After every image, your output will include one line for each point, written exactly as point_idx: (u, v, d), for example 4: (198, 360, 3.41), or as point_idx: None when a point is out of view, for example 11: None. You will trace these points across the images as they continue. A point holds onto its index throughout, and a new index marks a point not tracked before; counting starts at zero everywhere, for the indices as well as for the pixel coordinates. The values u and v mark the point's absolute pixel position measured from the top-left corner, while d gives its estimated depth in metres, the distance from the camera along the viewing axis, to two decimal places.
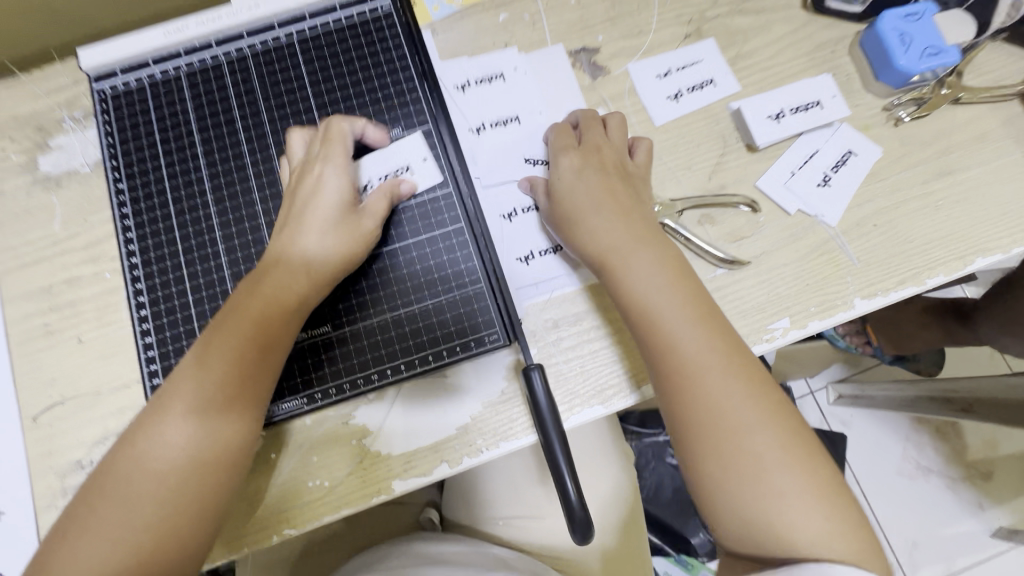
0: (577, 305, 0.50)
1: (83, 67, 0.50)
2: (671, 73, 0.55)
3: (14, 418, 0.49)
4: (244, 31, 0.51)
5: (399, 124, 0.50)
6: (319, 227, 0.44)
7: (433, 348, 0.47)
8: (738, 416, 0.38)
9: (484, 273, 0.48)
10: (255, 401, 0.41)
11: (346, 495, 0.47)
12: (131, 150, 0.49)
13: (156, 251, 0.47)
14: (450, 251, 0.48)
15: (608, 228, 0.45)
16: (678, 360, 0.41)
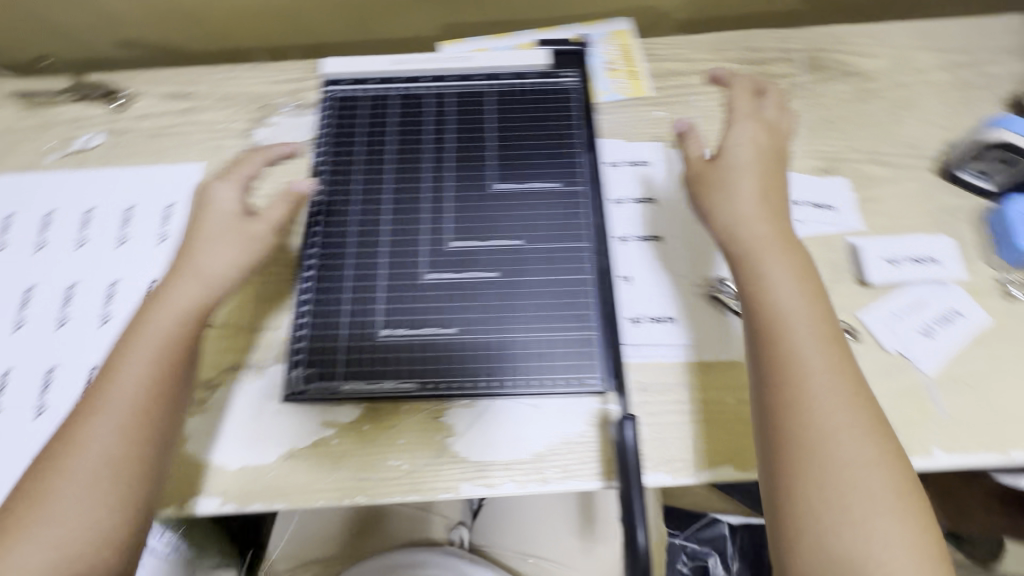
0: (668, 376, 0.54)
1: (324, 73, 0.62)
2: (801, 202, 0.61)
3: None
4: (451, 75, 0.62)
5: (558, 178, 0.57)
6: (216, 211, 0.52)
7: (537, 375, 0.52)
8: (837, 430, 0.41)
9: (600, 325, 0.53)
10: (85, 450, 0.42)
11: (419, 481, 0.52)
12: (337, 141, 0.59)
13: (334, 226, 0.56)
14: (575, 296, 0.53)
15: (751, 220, 0.49)
16: (802, 368, 0.43)
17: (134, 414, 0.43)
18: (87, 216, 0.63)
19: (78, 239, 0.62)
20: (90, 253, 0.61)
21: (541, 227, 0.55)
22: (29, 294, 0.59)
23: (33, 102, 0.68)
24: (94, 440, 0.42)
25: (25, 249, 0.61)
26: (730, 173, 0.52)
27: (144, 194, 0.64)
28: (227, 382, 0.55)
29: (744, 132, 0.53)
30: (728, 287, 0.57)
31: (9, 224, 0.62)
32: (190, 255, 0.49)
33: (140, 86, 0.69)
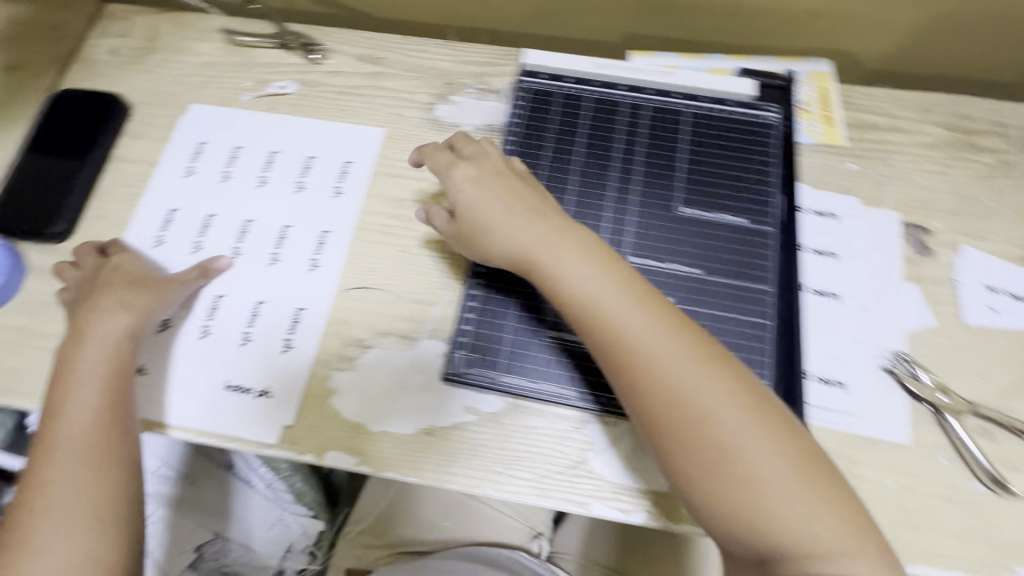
0: (829, 443, 0.51)
1: (524, 64, 0.62)
2: (999, 293, 0.57)
3: (335, 283, 0.59)
4: (650, 87, 0.60)
5: (747, 214, 0.55)
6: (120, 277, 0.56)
7: None
8: (730, 429, 0.41)
9: (774, 373, 0.50)
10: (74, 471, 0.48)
11: (552, 489, 0.51)
12: (527, 134, 0.59)
13: None
14: (751, 340, 0.51)
15: (583, 278, 0.46)
16: (680, 418, 0.41)
17: (59, 437, 0.49)
18: (270, 156, 0.65)
19: (259, 177, 0.64)
20: (269, 193, 0.63)
21: (723, 261, 0.53)
22: (209, 222, 0.62)
23: (237, 41, 0.72)
24: (61, 478, 0.48)
25: (211, 177, 0.64)
26: (485, 209, 0.51)
27: (324, 146, 0.66)
28: (378, 345, 0.56)
29: (463, 173, 0.54)
30: (907, 364, 0.53)
31: (201, 151, 0.66)
32: (93, 316, 0.54)
33: (335, 43, 0.72)
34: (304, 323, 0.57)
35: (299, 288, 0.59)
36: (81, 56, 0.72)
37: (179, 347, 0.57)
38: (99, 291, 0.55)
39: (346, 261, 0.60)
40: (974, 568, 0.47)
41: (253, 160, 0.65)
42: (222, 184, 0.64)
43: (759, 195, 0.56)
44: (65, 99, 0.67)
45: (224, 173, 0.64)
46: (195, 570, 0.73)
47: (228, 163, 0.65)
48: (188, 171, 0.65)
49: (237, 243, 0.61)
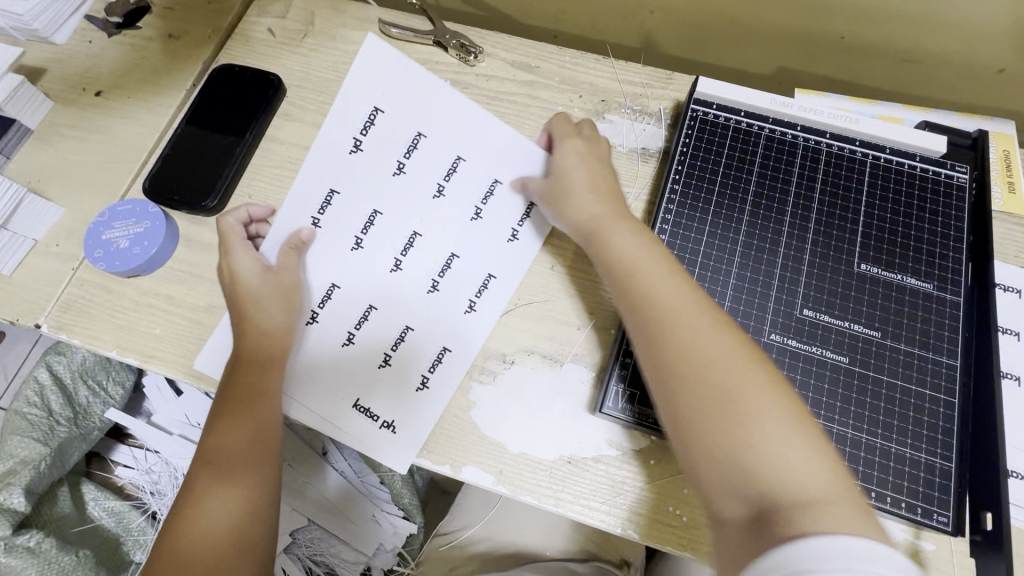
0: None
1: (695, 91, 0.59)
2: None
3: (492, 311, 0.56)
4: (829, 131, 0.58)
5: (933, 281, 0.52)
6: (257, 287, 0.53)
7: (880, 487, 0.46)
8: (740, 394, 0.42)
9: (957, 456, 0.46)
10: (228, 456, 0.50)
11: (698, 541, 0.49)
12: (695, 164, 0.57)
13: (680, 250, 0.54)
14: (933, 416, 0.47)
15: (630, 239, 0.50)
16: (659, 313, 0.46)
17: (211, 446, 0.51)
18: (451, 167, 0.58)
19: (436, 188, 0.57)
20: (436, 211, 0.57)
21: (904, 327, 0.50)
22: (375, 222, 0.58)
23: (393, 33, 0.71)
24: (216, 457, 0.50)
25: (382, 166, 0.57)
26: (576, 179, 0.54)
27: (511, 172, 0.58)
28: (521, 363, 0.55)
29: (567, 148, 0.56)
30: None
31: (372, 121, 0.57)
32: (245, 321, 0.53)
33: (490, 46, 0.71)
34: (446, 364, 0.55)
35: (451, 317, 0.56)
36: (238, 32, 0.73)
37: (321, 348, 0.55)
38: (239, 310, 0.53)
39: (509, 292, 0.57)
40: None
41: (427, 159, 0.57)
42: (391, 177, 0.57)
43: (945, 261, 0.52)
44: (225, 74, 0.68)
45: (399, 164, 0.57)
46: (290, 554, 0.81)
47: (405, 153, 0.57)
48: (355, 144, 0.57)
49: (400, 254, 0.57)
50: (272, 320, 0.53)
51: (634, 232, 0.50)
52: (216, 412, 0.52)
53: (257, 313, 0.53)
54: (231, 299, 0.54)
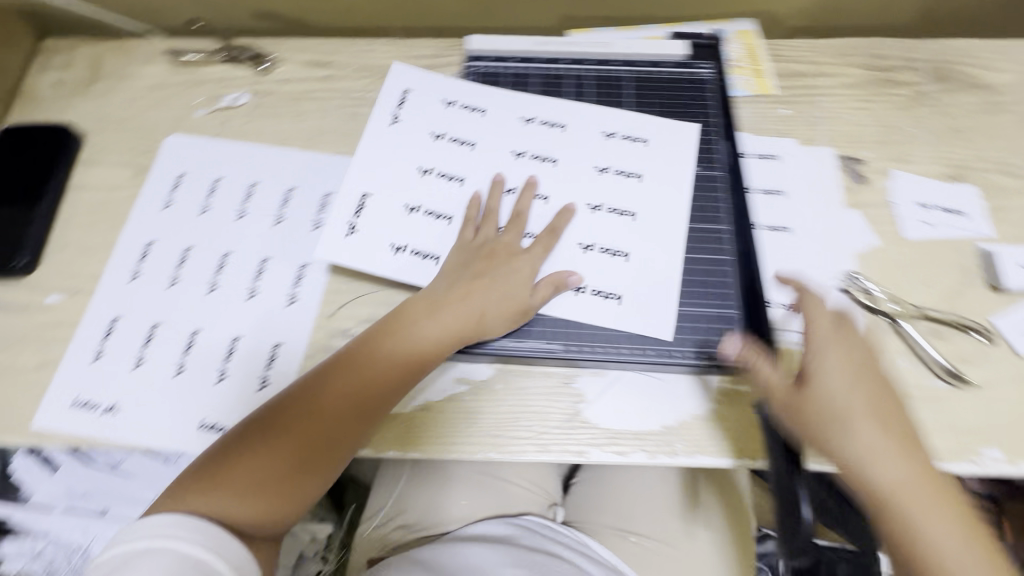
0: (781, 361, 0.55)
1: (467, 49, 0.65)
2: (929, 207, 0.62)
3: (317, 294, 0.59)
4: (588, 58, 0.65)
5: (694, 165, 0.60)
6: (493, 295, 0.54)
7: (678, 345, 0.54)
8: (917, 527, 0.44)
9: (736, 303, 0.55)
10: (283, 484, 0.50)
11: (550, 443, 0.53)
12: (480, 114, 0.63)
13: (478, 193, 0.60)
14: (711, 275, 0.56)
15: (870, 443, 0.46)
16: (881, 488, 0.45)
17: (296, 411, 0.51)
18: (461, 143, 0.62)
19: (425, 167, 0.61)
20: (434, 158, 0.61)
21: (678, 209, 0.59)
22: (186, 254, 0.62)
23: (185, 60, 0.72)
24: (263, 477, 0.49)
25: (445, 111, 0.63)
26: (825, 365, 0.49)
27: (649, 207, 0.58)
28: None
29: (818, 310, 0.51)
30: (857, 281, 0.58)
31: (405, 103, 0.64)
32: (402, 328, 0.54)
33: (283, 52, 0.73)
34: (282, 357, 0.57)
35: (273, 320, 0.58)
36: (23, 92, 0.71)
37: (156, 381, 0.56)
38: (462, 308, 0.54)
39: (324, 279, 0.60)
40: (944, 455, 0.51)
41: (473, 120, 0.63)
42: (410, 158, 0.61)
43: (701, 145, 0.61)
44: (13, 135, 0.67)
45: (528, 117, 0.62)
46: None
47: (464, 103, 0.64)
48: (449, 102, 0.64)
49: (214, 275, 0.61)
50: (505, 320, 0.54)
51: (858, 418, 0.47)
52: (300, 447, 0.51)
53: (501, 317, 0.54)
54: (412, 309, 0.55)
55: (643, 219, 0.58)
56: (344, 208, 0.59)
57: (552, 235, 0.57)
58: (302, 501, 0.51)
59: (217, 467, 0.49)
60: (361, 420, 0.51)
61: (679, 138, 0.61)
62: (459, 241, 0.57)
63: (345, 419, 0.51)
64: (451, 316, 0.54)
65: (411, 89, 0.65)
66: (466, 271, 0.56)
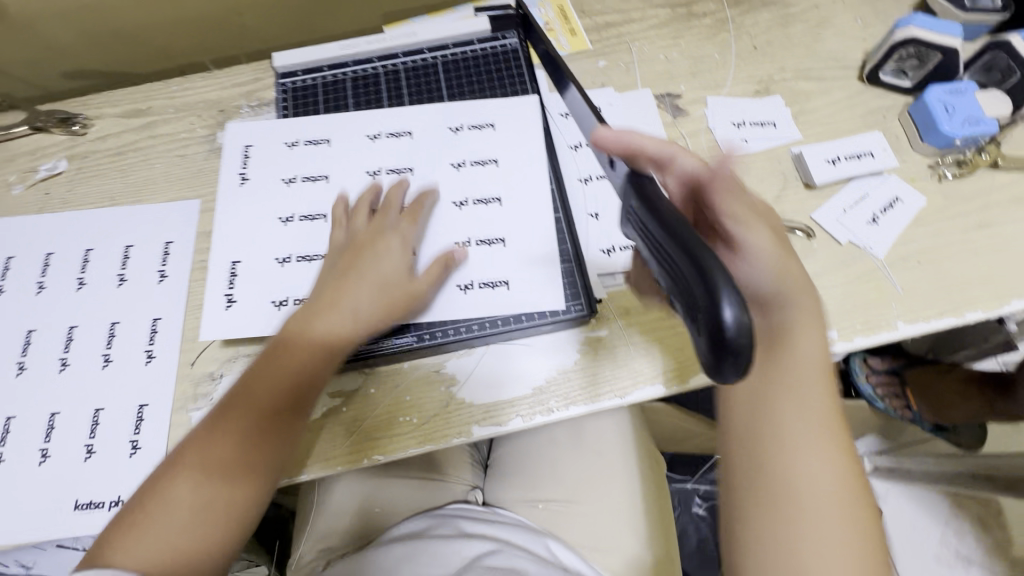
0: (626, 301, 0.58)
1: (274, 66, 0.65)
2: (744, 124, 0.65)
3: (175, 344, 0.58)
4: (399, 51, 0.67)
5: (512, 133, 0.63)
6: (367, 286, 0.52)
7: (527, 310, 0.56)
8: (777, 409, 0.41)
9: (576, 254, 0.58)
10: (233, 468, 0.47)
11: (430, 432, 0.54)
12: (303, 127, 0.64)
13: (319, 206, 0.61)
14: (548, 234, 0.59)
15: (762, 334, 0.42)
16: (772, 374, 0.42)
17: (198, 449, 0.47)
18: (315, 178, 0.62)
19: (285, 216, 0.61)
20: (296, 205, 0.61)
21: (508, 178, 0.61)
22: (29, 337, 0.59)
23: None
24: (207, 463, 0.47)
25: (293, 153, 0.63)
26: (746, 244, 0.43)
27: (509, 188, 0.60)
28: (229, 371, 0.57)
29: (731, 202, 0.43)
30: None
31: (250, 157, 0.63)
32: (315, 310, 0.52)
33: (95, 108, 0.70)
34: (150, 418, 0.56)
35: (134, 384, 0.57)
36: None
37: (19, 475, 0.54)
38: (337, 309, 0.52)
39: (179, 329, 0.59)
40: None
41: (325, 151, 0.63)
42: (270, 209, 0.61)
43: (517, 111, 0.64)
44: None
45: (372, 134, 0.63)
46: None
47: (307, 140, 0.63)
48: (291, 143, 0.63)
49: (64, 352, 0.58)
50: (388, 306, 0.53)
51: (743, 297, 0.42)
52: (237, 423, 0.48)
53: (387, 302, 0.53)
54: (293, 322, 0.52)
55: (507, 202, 0.60)
56: (218, 284, 0.58)
57: (419, 206, 0.58)
58: (264, 478, 0.49)
59: (128, 527, 0.45)
60: (269, 435, 0.49)
61: (517, 125, 0.63)
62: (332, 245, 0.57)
63: (251, 441, 0.48)
64: (329, 318, 0.51)
65: (252, 142, 0.64)
66: (342, 266, 0.54)
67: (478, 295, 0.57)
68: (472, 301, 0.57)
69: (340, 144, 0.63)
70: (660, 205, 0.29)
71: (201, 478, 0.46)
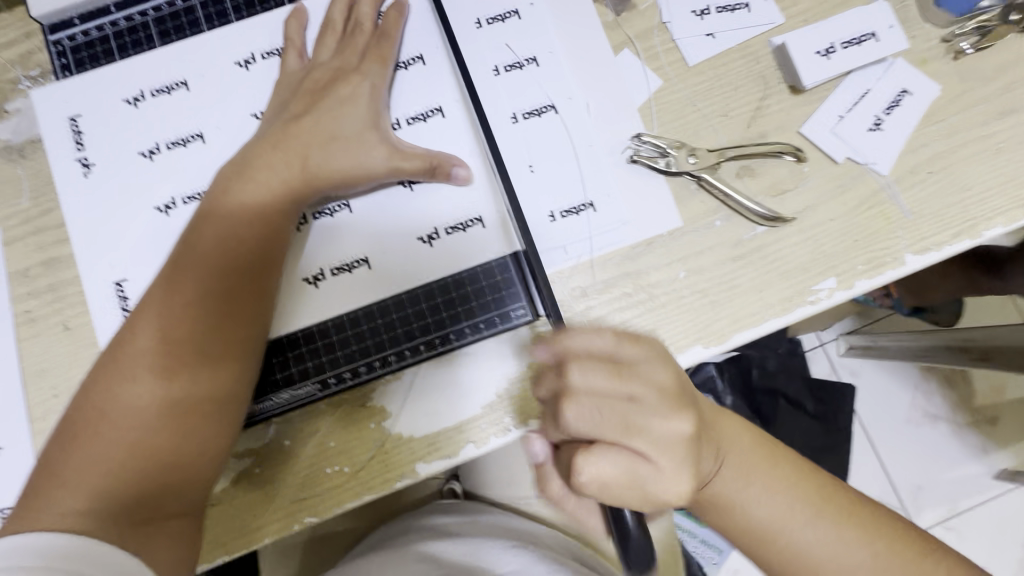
0: (577, 284, 0.46)
1: (37, 16, 0.48)
2: (708, 12, 0.49)
3: (23, 425, 0.46)
4: None
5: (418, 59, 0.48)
6: (315, 139, 0.44)
7: (454, 325, 0.46)
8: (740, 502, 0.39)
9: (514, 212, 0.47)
10: (166, 394, 0.38)
11: (368, 480, 0.45)
12: (105, 97, 0.47)
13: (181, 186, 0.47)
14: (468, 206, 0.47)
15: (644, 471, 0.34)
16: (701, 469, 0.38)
17: (118, 366, 0.39)
18: (185, 141, 0.47)
19: (163, 202, 0.47)
20: (169, 187, 0.47)
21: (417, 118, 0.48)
22: None
23: None
24: (132, 394, 0.38)
25: (140, 115, 0.47)
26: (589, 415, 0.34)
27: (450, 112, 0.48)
28: None
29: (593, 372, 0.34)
30: (647, 145, 0.47)
31: (82, 135, 0.47)
32: (245, 169, 0.43)
33: None
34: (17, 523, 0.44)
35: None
36: None
37: None
38: (285, 160, 0.43)
39: (23, 409, 0.46)
40: (782, 307, 0.46)
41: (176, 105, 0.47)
42: (137, 199, 0.47)
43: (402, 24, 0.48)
44: None
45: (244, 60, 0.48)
46: None
47: (155, 90, 0.47)
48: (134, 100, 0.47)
49: None
50: (348, 175, 0.44)
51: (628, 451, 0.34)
52: (158, 331, 0.39)
53: (345, 171, 0.44)
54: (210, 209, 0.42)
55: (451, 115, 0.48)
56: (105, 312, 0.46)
57: (392, 44, 0.47)
58: (215, 404, 0.39)
59: (53, 488, 0.36)
60: (207, 356, 0.39)
61: (429, 40, 0.48)
62: (282, 73, 0.47)
63: (185, 369, 0.39)
64: (278, 170, 0.43)
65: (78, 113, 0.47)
66: (278, 127, 0.45)
67: (395, 315, 0.46)
68: (434, 258, 0.47)
69: (207, 95, 0.47)
70: None
71: (128, 407, 0.38)
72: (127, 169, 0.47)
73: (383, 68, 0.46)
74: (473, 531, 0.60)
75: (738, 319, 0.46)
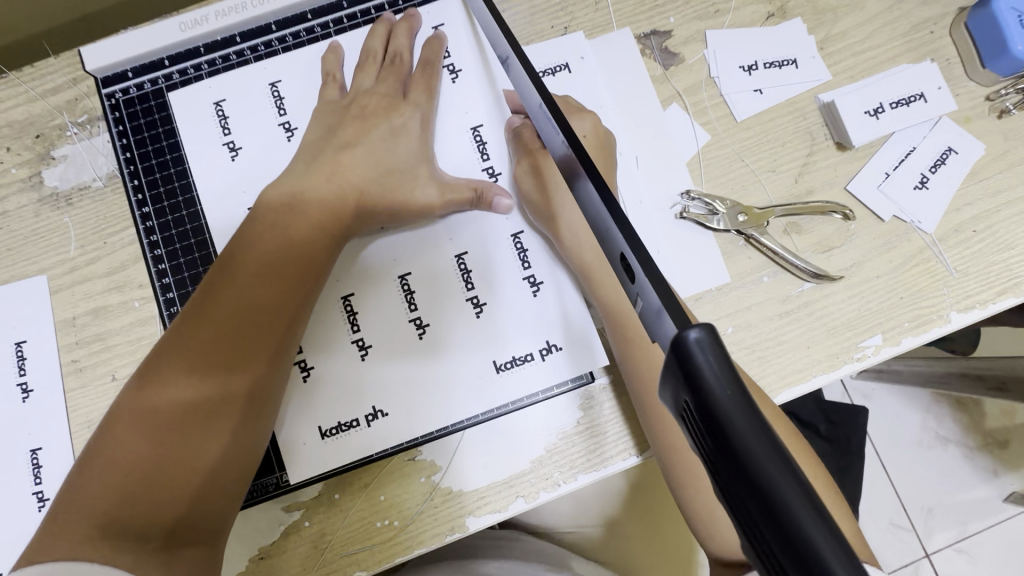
0: None
1: (93, 70, 0.48)
2: (756, 67, 0.49)
3: None
4: (272, 22, 0.50)
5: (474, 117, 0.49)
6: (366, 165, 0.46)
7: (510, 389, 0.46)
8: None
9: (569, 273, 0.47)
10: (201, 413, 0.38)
11: (419, 533, 0.45)
12: (158, 153, 0.48)
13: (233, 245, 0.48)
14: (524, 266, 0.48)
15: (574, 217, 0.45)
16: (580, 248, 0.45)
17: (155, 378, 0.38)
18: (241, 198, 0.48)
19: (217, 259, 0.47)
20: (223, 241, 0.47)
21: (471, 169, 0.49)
22: None
23: None
24: (161, 410, 0.37)
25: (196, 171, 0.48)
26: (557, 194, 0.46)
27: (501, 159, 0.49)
28: None
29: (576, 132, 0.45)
30: (695, 203, 0.48)
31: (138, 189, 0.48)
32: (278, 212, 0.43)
33: None
34: None
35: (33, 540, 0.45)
36: None
37: None
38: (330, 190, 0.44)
39: (70, 460, 0.46)
40: (828, 364, 0.46)
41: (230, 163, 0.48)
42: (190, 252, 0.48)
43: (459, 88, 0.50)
44: None
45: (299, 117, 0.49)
46: None
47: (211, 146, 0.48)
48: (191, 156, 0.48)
49: None
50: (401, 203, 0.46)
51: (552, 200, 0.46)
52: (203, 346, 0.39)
53: (394, 202, 0.45)
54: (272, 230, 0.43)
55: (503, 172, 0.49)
56: None
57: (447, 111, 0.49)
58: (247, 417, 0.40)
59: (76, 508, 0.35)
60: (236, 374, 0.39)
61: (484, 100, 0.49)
62: (321, 102, 0.48)
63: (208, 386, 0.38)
64: (324, 190, 0.44)
65: (132, 161, 0.48)
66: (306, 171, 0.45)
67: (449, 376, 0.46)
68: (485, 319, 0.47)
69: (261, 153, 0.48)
70: (726, 409, 0.19)
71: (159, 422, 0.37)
72: (181, 225, 0.48)
73: (428, 100, 0.48)
74: (512, 557, 0.60)
75: (786, 376, 0.46)
